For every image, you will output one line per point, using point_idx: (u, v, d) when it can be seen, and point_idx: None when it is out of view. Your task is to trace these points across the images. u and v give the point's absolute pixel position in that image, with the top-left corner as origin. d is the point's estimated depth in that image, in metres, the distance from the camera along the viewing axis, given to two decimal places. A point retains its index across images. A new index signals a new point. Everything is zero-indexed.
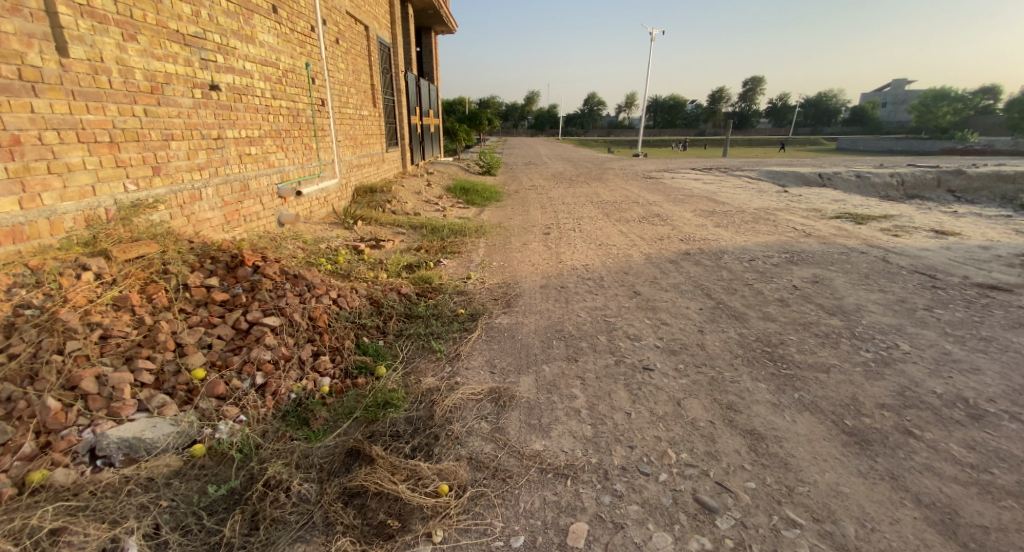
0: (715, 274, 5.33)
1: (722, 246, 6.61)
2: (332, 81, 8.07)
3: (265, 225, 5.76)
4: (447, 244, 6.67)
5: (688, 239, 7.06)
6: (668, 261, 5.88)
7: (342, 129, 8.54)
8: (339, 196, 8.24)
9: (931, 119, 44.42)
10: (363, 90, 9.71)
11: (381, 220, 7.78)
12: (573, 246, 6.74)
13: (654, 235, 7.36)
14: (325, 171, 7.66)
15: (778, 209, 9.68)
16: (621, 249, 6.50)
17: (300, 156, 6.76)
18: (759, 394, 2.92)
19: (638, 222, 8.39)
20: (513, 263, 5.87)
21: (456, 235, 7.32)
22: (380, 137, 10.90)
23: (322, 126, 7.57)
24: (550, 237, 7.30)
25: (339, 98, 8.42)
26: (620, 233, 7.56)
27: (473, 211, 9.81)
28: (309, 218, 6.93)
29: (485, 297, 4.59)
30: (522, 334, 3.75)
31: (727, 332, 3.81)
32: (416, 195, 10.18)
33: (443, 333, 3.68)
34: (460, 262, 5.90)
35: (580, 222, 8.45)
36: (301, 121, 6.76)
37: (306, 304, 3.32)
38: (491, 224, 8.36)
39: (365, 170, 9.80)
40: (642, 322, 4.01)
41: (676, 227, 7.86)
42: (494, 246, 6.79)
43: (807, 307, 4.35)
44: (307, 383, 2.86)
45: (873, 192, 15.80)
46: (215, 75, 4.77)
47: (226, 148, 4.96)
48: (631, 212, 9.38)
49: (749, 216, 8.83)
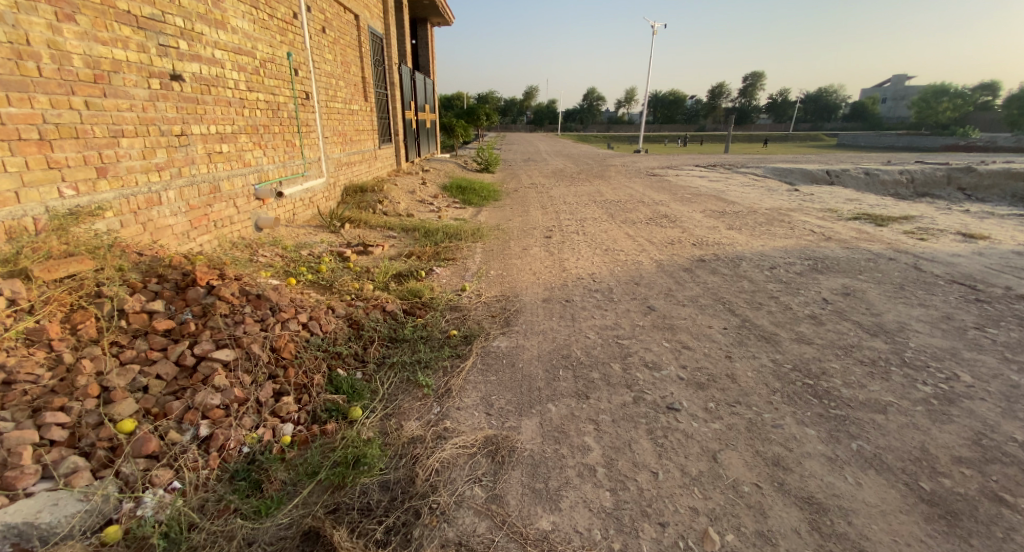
0: (735, 285, 4.84)
1: (739, 252, 6.11)
2: (318, 72, 7.54)
3: (239, 230, 5.26)
4: (441, 250, 6.16)
5: (701, 243, 6.56)
6: (682, 269, 5.39)
7: (330, 125, 8.02)
8: (326, 196, 7.73)
9: (934, 115, 43.86)
10: (352, 82, 9.18)
11: (370, 222, 7.27)
12: (577, 251, 6.24)
13: (663, 239, 6.86)
14: (310, 170, 7.14)
15: (790, 209, 9.19)
16: (629, 255, 6.01)
17: (281, 155, 6.25)
18: (810, 444, 2.43)
19: (645, 224, 7.89)
20: (512, 272, 5.36)
21: (450, 239, 6.82)
22: (372, 132, 10.36)
23: (306, 121, 7.04)
24: (552, 241, 6.80)
25: (326, 92, 7.88)
26: (626, 237, 7.05)
27: (470, 212, 9.28)
28: (292, 222, 6.42)
29: (481, 314, 4.08)
30: (523, 362, 3.25)
31: (759, 358, 3.33)
32: (410, 195, 9.67)
33: (431, 361, 3.17)
34: (455, 271, 5.40)
35: (583, 224, 7.94)
36: (282, 116, 6.25)
37: (269, 331, 2.82)
38: (488, 226, 7.85)
39: (355, 168, 9.28)
40: (661, 345, 3.52)
41: (686, 230, 7.35)
42: (492, 251, 6.28)
43: (843, 326, 3.86)
44: (264, 432, 2.37)
45: (882, 190, 15.31)
46: (177, 63, 4.27)
47: (193, 146, 4.47)
48: (637, 213, 8.88)
49: (762, 218, 8.32)
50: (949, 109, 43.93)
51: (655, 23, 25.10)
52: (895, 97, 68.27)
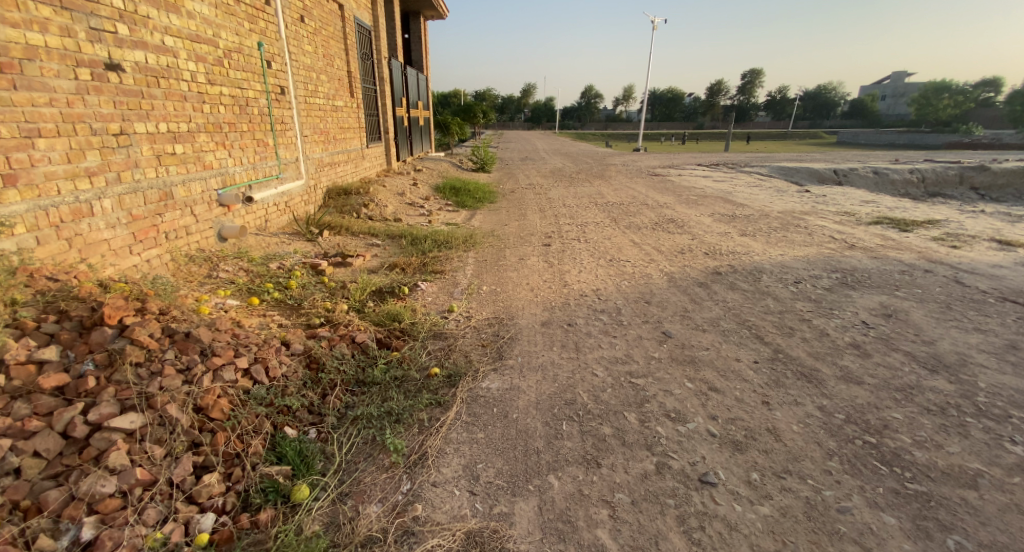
0: (760, 304, 4.26)
1: (757, 263, 5.53)
2: (295, 65, 6.94)
3: (198, 241, 4.69)
4: (428, 260, 5.56)
5: (714, 252, 5.98)
6: (696, 284, 4.80)
7: (311, 122, 7.43)
8: (306, 199, 7.14)
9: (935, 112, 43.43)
10: (337, 77, 8.59)
11: (353, 228, 6.69)
12: (578, 262, 5.65)
13: (672, 247, 6.28)
14: (285, 172, 6.54)
15: (805, 212, 8.62)
16: (636, 267, 5.43)
17: (250, 156, 5.65)
18: (892, 542, 1.88)
19: (651, 229, 7.33)
20: (507, 287, 4.78)
21: (440, 247, 6.23)
22: (359, 131, 9.75)
23: (282, 119, 6.46)
24: (551, 250, 6.21)
25: (305, 86, 7.28)
26: (631, 244, 6.46)
27: (463, 216, 8.70)
28: (263, 230, 5.83)
29: (469, 344, 3.50)
30: (517, 411, 2.66)
31: (803, 404, 2.75)
32: (399, 197, 9.08)
33: (404, 412, 2.59)
34: (442, 286, 4.81)
35: (585, 229, 7.38)
36: (251, 113, 5.66)
37: (194, 384, 2.23)
38: (481, 232, 7.25)
39: (340, 169, 8.70)
40: (682, 386, 2.93)
41: (696, 237, 6.78)
42: (484, 261, 5.69)
43: (894, 359, 3.29)
44: (172, 530, 1.80)
45: (892, 190, 14.77)
46: (115, 50, 3.74)
47: (136, 146, 3.90)
48: (641, 216, 8.31)
49: (776, 222, 7.74)
50: (949, 107, 43.53)
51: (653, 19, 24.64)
52: (894, 94, 67.76)
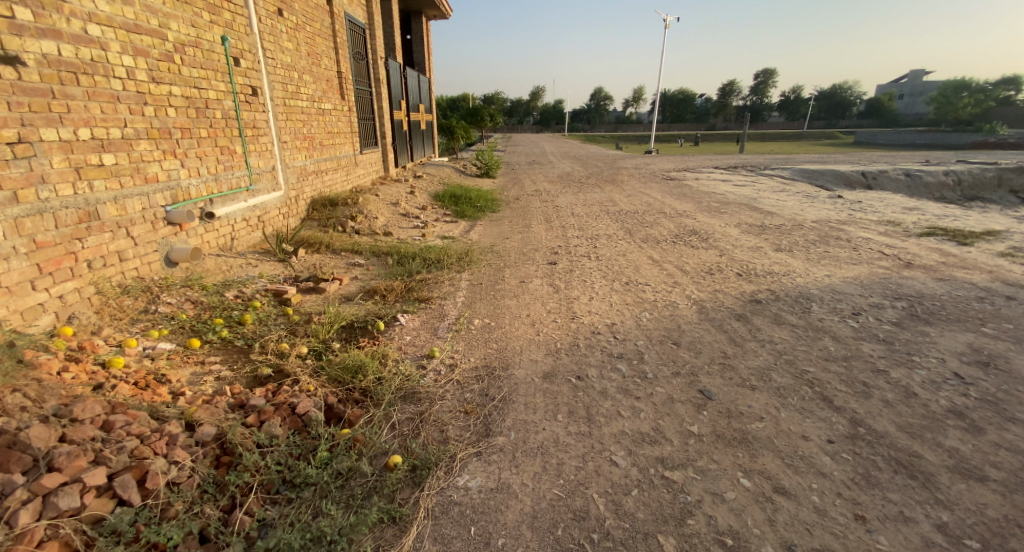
0: (816, 347, 3.42)
1: (801, 287, 4.67)
2: (272, 64, 6.20)
3: (137, 269, 3.97)
4: (413, 284, 4.78)
5: (749, 274, 5.13)
6: (733, 318, 3.97)
7: (291, 127, 6.70)
8: (285, 212, 6.42)
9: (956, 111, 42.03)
10: (324, 77, 7.87)
11: (334, 245, 5.94)
12: (588, 286, 4.84)
13: (697, 266, 5.45)
14: (258, 184, 5.81)
15: (843, 222, 7.75)
16: (657, 292, 4.61)
17: (211, 165, 4.94)
18: None
19: (672, 243, 6.51)
20: (503, 321, 3.98)
21: (431, 267, 5.47)
22: (350, 135, 9.02)
23: (254, 123, 5.72)
24: (557, 270, 5.40)
25: (284, 87, 6.54)
26: (650, 262, 5.63)
27: (461, 227, 7.96)
28: (227, 249, 5.09)
29: (448, 411, 2.69)
30: (504, 534, 1.90)
31: (915, 522, 1.93)
32: (393, 207, 8.35)
33: (340, 539, 1.83)
34: (427, 318, 4.02)
35: (597, 244, 6.58)
36: (212, 116, 4.93)
37: (2, 522, 1.60)
38: (479, 248, 6.47)
39: (329, 177, 7.98)
40: (736, 485, 2.11)
41: (725, 253, 5.93)
42: (479, 285, 4.89)
43: (1021, 434, 2.44)
44: None
45: (926, 194, 13.78)
46: (10, 39, 3.08)
47: (43, 157, 3.26)
48: (659, 228, 7.47)
49: (812, 235, 6.87)
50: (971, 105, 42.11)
51: (668, 17, 23.81)
52: (911, 92, 66.08)
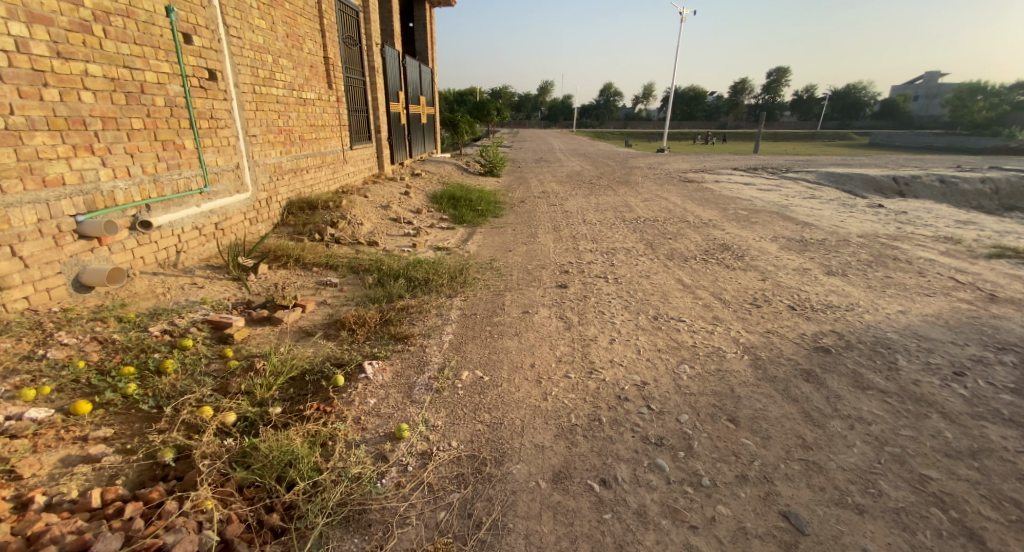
0: (926, 432, 2.49)
1: (874, 330, 3.73)
2: (237, 44, 5.29)
3: (29, 298, 3.15)
4: (391, 315, 3.86)
5: (803, 307, 4.21)
6: (801, 378, 3.04)
7: (263, 119, 5.81)
8: (253, 218, 5.54)
9: (975, 113, 40.63)
10: (306, 61, 6.95)
11: (306, 258, 5.01)
12: (607, 320, 3.92)
13: (738, 295, 4.52)
14: (217, 185, 4.91)
15: (894, 238, 6.81)
16: (694, 333, 3.69)
17: (149, 165, 4.04)
18: None
19: (702, 261, 5.60)
20: (500, 373, 3.06)
21: (417, 288, 4.57)
22: (338, 129, 8.10)
23: (212, 112, 4.82)
24: (568, 297, 4.47)
25: (254, 72, 5.63)
26: (680, 288, 4.70)
27: (459, 235, 7.08)
28: (168, 265, 4.20)
29: (410, 550, 1.83)
30: None
31: None
32: (383, 211, 7.46)
33: None
34: (401, 368, 3.10)
35: (614, 260, 5.68)
36: (150, 104, 4.04)
37: None
38: (477, 264, 5.57)
39: (311, 175, 7.09)
40: None
41: (768, 278, 5.01)
42: (473, 318, 3.97)
43: None
44: None
45: (963, 201, 12.79)
46: None
47: None
48: (684, 242, 6.53)
49: (864, 255, 5.92)
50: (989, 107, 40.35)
51: (684, 11, 22.89)
52: (927, 94, 64.42)
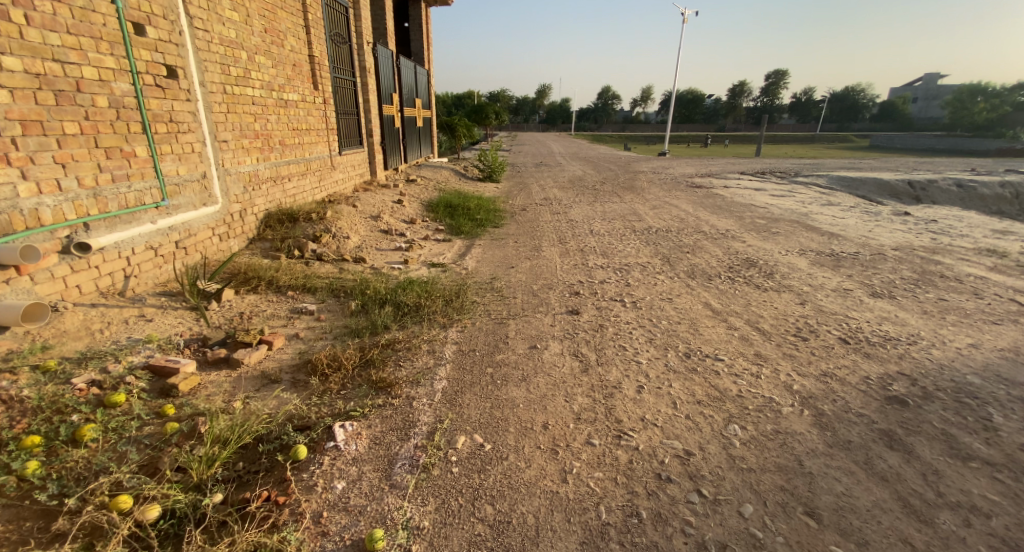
0: None
1: (953, 373, 3.14)
2: (203, 37, 4.65)
3: None
4: (374, 354, 3.23)
5: (858, 340, 3.61)
6: (882, 444, 2.45)
7: (235, 122, 5.18)
8: (223, 234, 4.92)
9: (974, 113, 40.03)
10: (286, 59, 6.31)
11: (280, 280, 4.39)
12: (631, 359, 3.30)
13: (778, 324, 3.91)
14: (178, 198, 4.28)
15: (934, 251, 6.22)
16: (737, 377, 3.07)
17: (87, 177, 3.41)
18: None
19: (728, 280, 5.00)
20: (505, 438, 2.45)
21: (407, 315, 3.95)
22: (324, 132, 7.47)
23: (171, 115, 4.20)
24: (582, 327, 3.85)
25: (224, 70, 5.00)
26: (709, 315, 4.08)
27: (456, 249, 6.48)
28: (113, 294, 3.56)
29: None
30: None
31: None
32: (374, 221, 6.85)
33: None
34: (381, 431, 2.48)
35: (629, 278, 5.07)
36: (89, 104, 3.43)
37: None
38: (476, 284, 4.96)
39: (294, 184, 6.46)
40: None
41: (807, 302, 4.41)
42: (472, 355, 3.36)
43: None
44: None
45: (983, 206, 12.23)
46: None
47: None
48: (704, 256, 5.92)
49: (906, 273, 5.33)
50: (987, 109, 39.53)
51: (686, 13, 22.44)
52: (926, 95, 64.07)
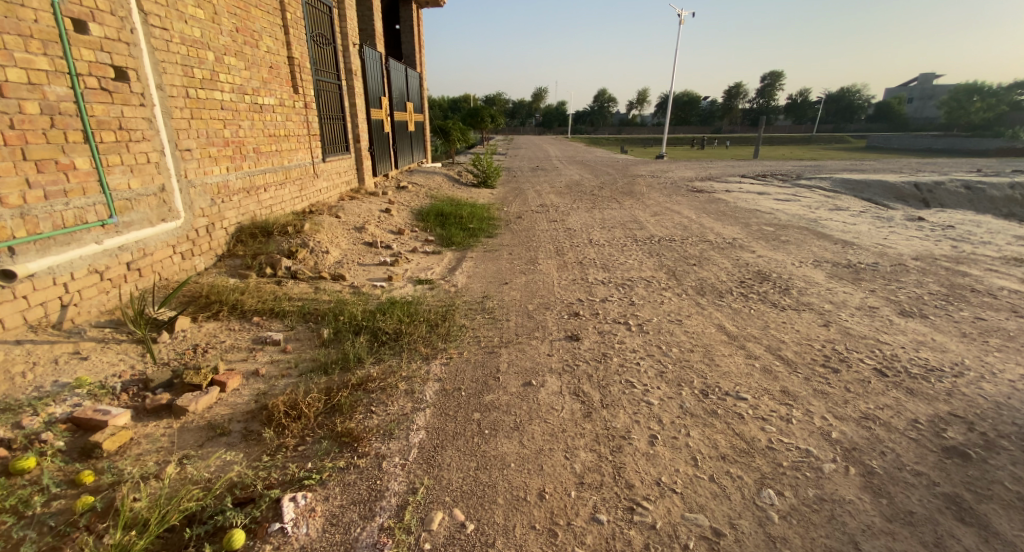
0: None
1: (1015, 412, 2.69)
2: (161, 36, 4.22)
3: None
4: (342, 398, 2.78)
5: (898, 372, 3.18)
6: (951, 517, 2.00)
7: (202, 129, 4.74)
8: (188, 252, 4.47)
9: (972, 114, 39.91)
10: (261, 61, 5.88)
11: (246, 304, 3.94)
12: (639, 400, 2.85)
13: (803, 352, 3.48)
14: (132, 214, 3.84)
15: (958, 261, 5.80)
16: (765, 422, 2.64)
17: (11, 195, 3.01)
18: None
19: (742, 298, 4.57)
20: (492, 515, 2.02)
21: (385, 345, 3.50)
22: (305, 139, 7.02)
23: (122, 122, 3.75)
24: (583, 357, 3.41)
25: (188, 72, 4.56)
26: (725, 341, 3.65)
27: (447, 262, 6.04)
28: (46, 327, 3.11)
29: None
30: None
31: None
32: (358, 233, 6.40)
33: None
34: (342, 507, 2.06)
35: (634, 296, 4.63)
36: (13, 110, 3.00)
37: None
38: (465, 304, 4.52)
39: (271, 194, 6.02)
40: None
41: (832, 323, 3.97)
42: (456, 396, 2.91)
43: None
44: None
45: (993, 209, 11.84)
46: None
47: None
48: (712, 269, 5.50)
49: (933, 286, 4.90)
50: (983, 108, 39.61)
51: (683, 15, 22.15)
52: (922, 95, 63.89)
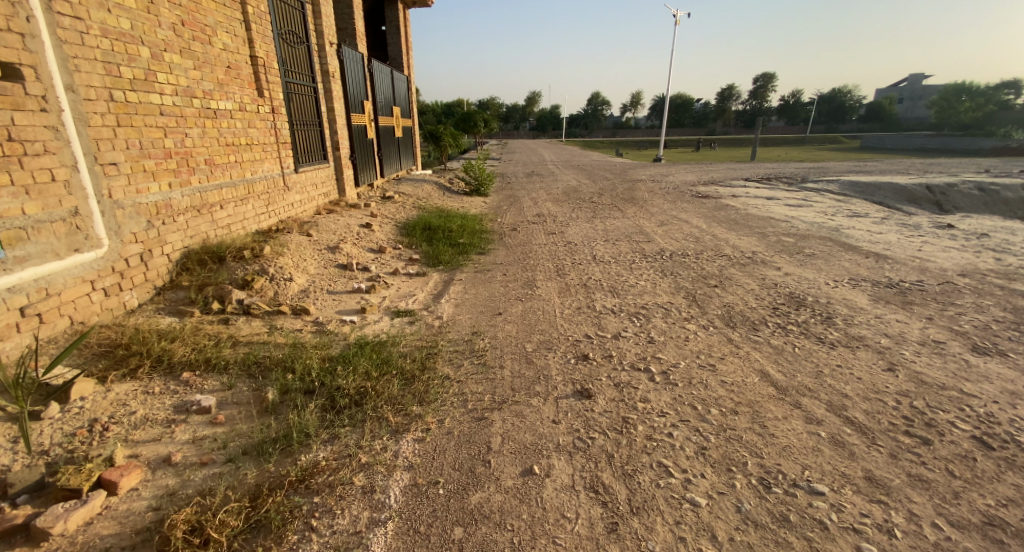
0: None
1: None
2: (74, 26, 3.46)
3: None
4: (271, 509, 2.02)
5: (1006, 442, 2.50)
6: None
7: (134, 138, 3.97)
8: (114, 287, 3.69)
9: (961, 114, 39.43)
10: (214, 58, 5.11)
11: (173, 356, 3.15)
12: (681, 500, 2.12)
13: (877, 412, 2.75)
14: (30, 245, 3.07)
15: (1013, 277, 5.09)
16: (858, 539, 1.95)
17: None
18: None
19: (781, 331, 3.83)
20: None
21: (343, 412, 2.74)
22: (273, 148, 6.24)
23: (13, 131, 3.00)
24: (598, 425, 2.65)
25: (113, 71, 3.80)
26: (774, 397, 2.91)
27: (432, 286, 5.28)
28: None
29: None
30: None
31: None
32: (331, 253, 5.64)
33: None
34: None
35: (652, 330, 3.88)
36: None
37: None
38: (450, 344, 3.74)
39: (229, 211, 5.23)
40: None
41: (899, 367, 3.25)
42: (431, 495, 2.16)
43: None
44: None
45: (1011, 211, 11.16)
46: None
47: None
48: (737, 292, 4.76)
49: (999, 312, 4.19)
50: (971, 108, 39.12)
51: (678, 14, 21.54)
52: (914, 95, 63.70)
